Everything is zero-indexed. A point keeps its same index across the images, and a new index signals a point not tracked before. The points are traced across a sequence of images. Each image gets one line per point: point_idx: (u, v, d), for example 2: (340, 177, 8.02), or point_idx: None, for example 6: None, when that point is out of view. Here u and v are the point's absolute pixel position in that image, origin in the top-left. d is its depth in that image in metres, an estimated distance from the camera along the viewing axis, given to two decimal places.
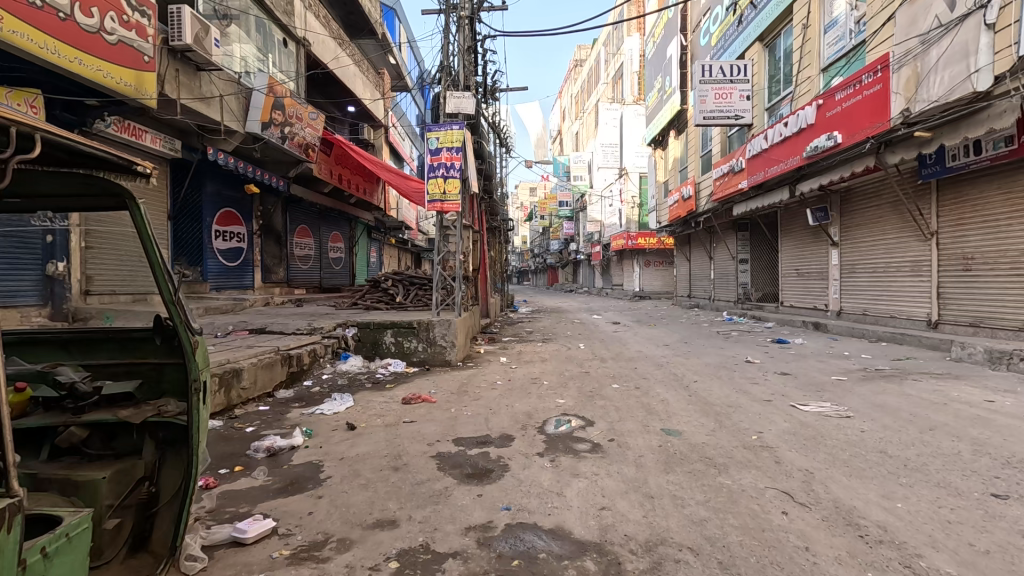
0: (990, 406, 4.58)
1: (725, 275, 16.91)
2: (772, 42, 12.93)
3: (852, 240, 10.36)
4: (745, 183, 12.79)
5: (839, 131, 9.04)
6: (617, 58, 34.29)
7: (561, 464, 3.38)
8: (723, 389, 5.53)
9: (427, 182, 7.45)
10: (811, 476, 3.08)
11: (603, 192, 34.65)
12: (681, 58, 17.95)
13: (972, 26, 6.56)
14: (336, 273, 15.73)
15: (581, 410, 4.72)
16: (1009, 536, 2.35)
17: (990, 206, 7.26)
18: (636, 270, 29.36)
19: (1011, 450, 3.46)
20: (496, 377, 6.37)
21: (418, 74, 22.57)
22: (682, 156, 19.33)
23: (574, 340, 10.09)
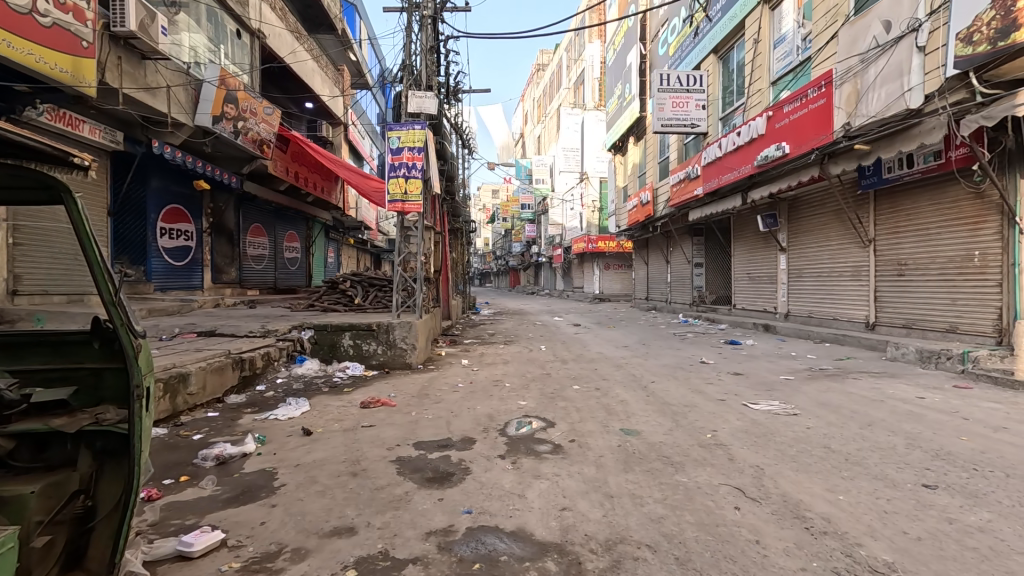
0: (921, 402, 4.92)
1: (681, 278, 17.45)
2: (726, 54, 13.45)
3: (798, 246, 10.90)
4: (701, 189, 13.23)
5: (787, 142, 9.49)
6: (578, 64, 34.83)
7: (522, 465, 3.39)
8: (679, 389, 5.69)
9: (388, 182, 7.32)
10: (761, 472, 3.21)
11: (565, 195, 35.12)
12: (641, 67, 18.43)
13: (905, 48, 7.06)
14: (292, 273, 15.24)
15: (542, 412, 4.75)
16: (938, 523, 2.52)
17: (921, 215, 7.77)
18: (596, 273, 29.90)
19: (940, 443, 3.72)
20: (458, 379, 6.34)
21: (379, 72, 22.21)
22: (641, 162, 19.81)
23: (535, 342, 10.16)
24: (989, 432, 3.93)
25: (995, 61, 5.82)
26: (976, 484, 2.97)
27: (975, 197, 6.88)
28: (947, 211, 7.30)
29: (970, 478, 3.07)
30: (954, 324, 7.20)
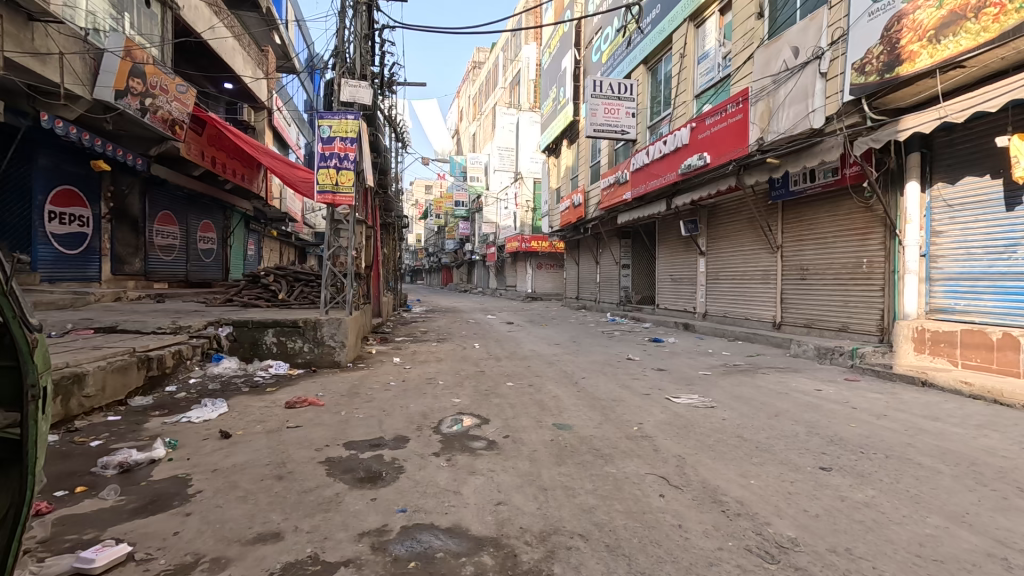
0: (819, 393, 5.46)
1: (609, 278, 18.12)
2: (655, 66, 14.12)
3: (715, 250, 11.67)
4: (630, 194, 13.79)
5: (708, 153, 10.16)
6: (514, 64, 35.09)
7: (457, 462, 3.38)
8: (608, 384, 5.93)
9: (317, 172, 6.99)
10: (683, 461, 3.41)
11: (499, 194, 35.32)
12: (575, 72, 18.90)
13: (810, 73, 7.81)
14: (207, 266, 14.17)
15: (476, 409, 4.76)
16: (832, 501, 2.81)
17: (821, 225, 8.59)
18: (529, 272, 30.39)
19: (834, 430, 4.14)
20: (390, 377, 6.20)
21: (308, 57, 21.14)
22: (574, 165, 20.34)
23: (468, 340, 10.13)
24: (872, 419, 4.44)
25: (881, 91, 6.54)
26: (863, 465, 3.35)
27: (865, 210, 7.68)
28: (842, 221, 8.11)
29: (858, 460, 3.45)
30: (846, 324, 8.04)
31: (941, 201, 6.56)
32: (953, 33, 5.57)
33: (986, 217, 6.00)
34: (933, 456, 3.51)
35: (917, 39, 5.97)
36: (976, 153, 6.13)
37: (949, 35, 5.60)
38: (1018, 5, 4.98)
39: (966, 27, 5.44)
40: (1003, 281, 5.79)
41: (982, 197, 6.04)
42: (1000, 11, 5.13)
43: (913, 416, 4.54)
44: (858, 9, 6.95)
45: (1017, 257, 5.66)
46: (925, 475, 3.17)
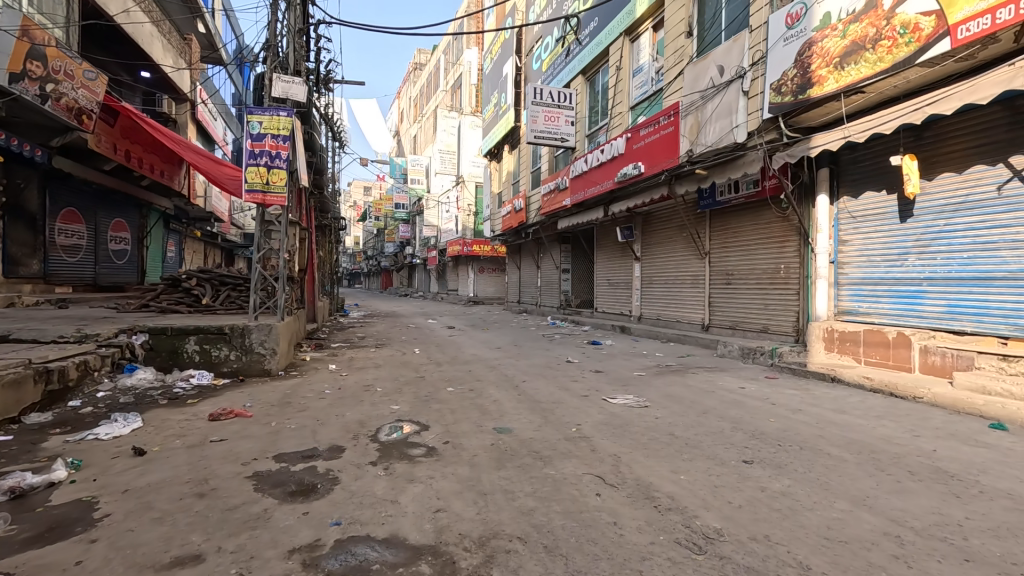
0: (742, 391, 5.82)
1: (550, 282, 18.44)
2: (593, 77, 14.54)
3: (649, 256, 12.17)
4: (569, 200, 14.10)
5: (643, 162, 10.59)
6: (455, 68, 35.00)
7: (395, 470, 3.31)
8: (548, 387, 6.02)
9: (245, 170, 6.62)
10: (619, 460, 3.52)
11: (440, 197, 35.05)
12: (516, 78, 19.12)
13: (734, 91, 8.35)
14: (119, 268, 13.04)
15: (416, 415, 4.69)
16: (753, 492, 3.01)
17: (744, 232, 9.18)
18: (470, 275, 30.37)
19: (756, 425, 4.43)
20: (325, 385, 5.98)
21: (236, 48, 20.03)
22: (515, 170, 20.56)
23: (408, 345, 9.96)
24: (789, 414, 4.80)
25: (795, 110, 7.10)
26: (780, 457, 3.60)
27: (782, 219, 8.29)
28: (763, 230, 8.72)
29: (777, 452, 3.71)
30: (767, 325, 8.63)
31: (847, 213, 7.20)
32: (855, 61, 6.14)
33: (884, 228, 6.64)
34: (840, 446, 3.84)
35: (825, 65, 6.55)
36: (874, 170, 6.78)
37: (852, 63, 6.18)
38: (907, 38, 5.57)
39: (865, 56, 6.01)
40: (898, 285, 6.43)
41: (880, 211, 6.69)
42: (893, 42, 5.71)
43: (823, 410, 4.95)
44: (775, 34, 7.51)
45: (908, 264, 6.31)
46: (833, 464, 3.45)
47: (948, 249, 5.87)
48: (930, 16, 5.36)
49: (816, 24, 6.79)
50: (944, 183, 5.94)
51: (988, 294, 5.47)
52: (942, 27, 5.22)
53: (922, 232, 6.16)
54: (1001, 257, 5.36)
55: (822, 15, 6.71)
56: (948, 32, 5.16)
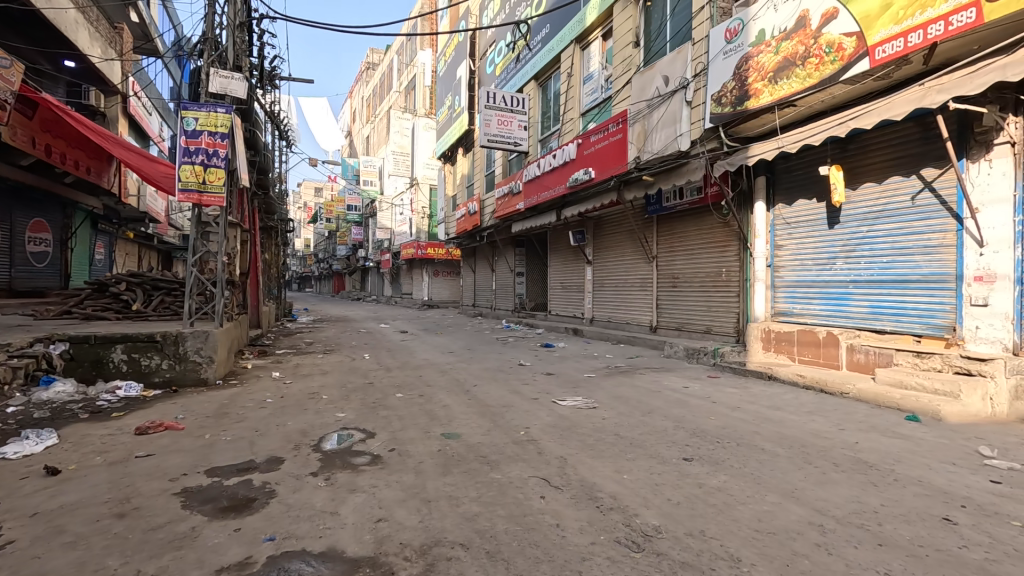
0: (686, 390, 6.03)
1: (504, 286, 18.49)
2: (545, 83, 14.72)
3: (600, 259, 12.41)
4: (522, 204, 14.19)
5: (593, 168, 10.81)
6: (408, 69, 34.56)
7: (336, 480, 3.21)
8: (499, 391, 6.02)
9: (179, 168, 6.28)
10: (565, 461, 3.57)
11: (394, 199, 34.47)
12: (470, 82, 19.10)
13: (678, 101, 8.67)
14: (38, 272, 12.04)
15: (362, 423, 4.57)
16: (691, 489, 3.11)
17: (689, 237, 9.52)
18: (425, 279, 30.06)
19: (697, 423, 4.59)
20: (267, 394, 5.74)
21: (173, 40, 18.98)
22: (469, 173, 20.52)
23: (358, 350, 9.71)
24: (729, 411, 5.01)
25: (734, 121, 7.46)
26: (718, 453, 3.75)
27: (723, 225, 8.66)
28: (706, 235, 9.07)
29: (715, 449, 3.86)
30: (710, 326, 8.97)
31: (781, 219, 7.61)
32: (787, 77, 6.52)
33: (815, 234, 7.06)
34: (774, 441, 4.03)
35: (760, 80, 6.92)
36: (805, 179, 7.20)
37: (784, 78, 6.55)
38: (832, 57, 5.96)
39: (796, 72, 6.39)
40: (827, 288, 6.85)
41: (811, 218, 7.11)
42: (820, 60, 6.10)
43: (760, 407, 5.19)
44: (715, 48, 7.86)
45: (836, 268, 6.73)
46: (766, 459, 3.62)
47: (871, 255, 6.30)
48: (851, 37, 5.76)
49: (752, 39, 7.16)
50: (866, 193, 6.39)
51: (905, 295, 5.91)
52: (862, 47, 5.62)
53: (848, 238, 6.59)
54: (915, 261, 5.80)
55: (757, 32, 7.08)
56: (867, 53, 5.57)
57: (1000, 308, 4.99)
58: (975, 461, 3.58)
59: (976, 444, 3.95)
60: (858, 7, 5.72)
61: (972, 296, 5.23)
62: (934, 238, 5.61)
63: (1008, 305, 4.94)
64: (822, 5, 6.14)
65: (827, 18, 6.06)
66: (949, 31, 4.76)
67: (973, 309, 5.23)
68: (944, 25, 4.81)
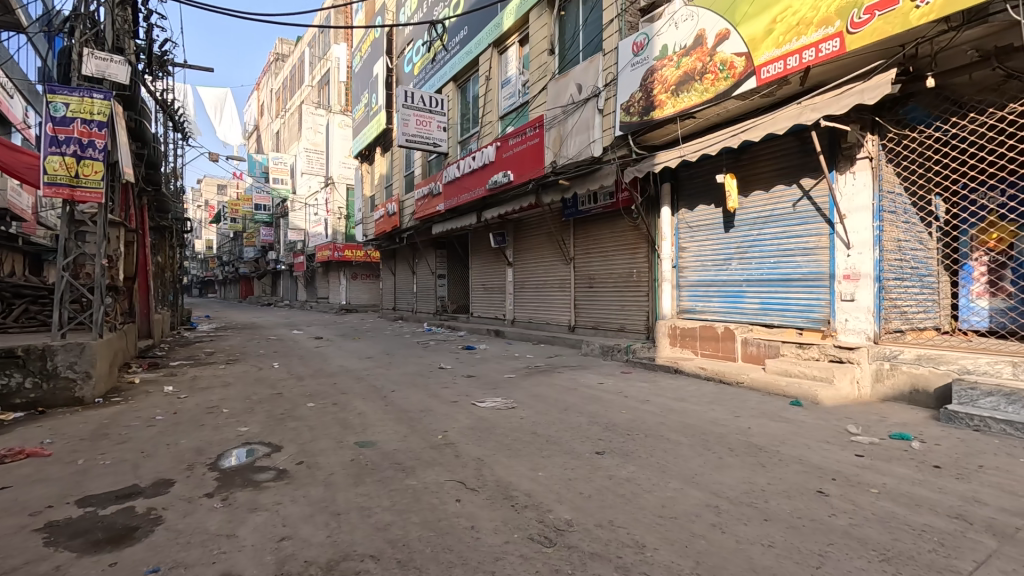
0: (601, 386, 6.28)
1: (425, 288, 18.20)
2: (464, 85, 14.69)
3: (520, 261, 12.59)
4: (442, 206, 14.05)
5: (512, 171, 10.95)
6: (322, 62, 32.98)
7: (236, 500, 2.98)
8: (417, 395, 5.90)
9: (44, 158, 5.52)
10: (482, 463, 3.57)
11: (307, 199, 32.82)
12: (387, 80, 18.60)
13: (591, 108, 9.02)
14: None
15: (267, 436, 4.28)
16: (602, 481, 3.23)
17: (603, 239, 9.91)
18: (342, 282, 28.97)
19: (611, 418, 4.78)
20: (158, 411, 5.21)
21: (39, 13, 16.64)
22: (387, 173, 19.99)
23: (266, 359, 9.10)
24: (639, 405, 5.28)
25: (642, 130, 7.90)
26: (628, 446, 3.93)
27: (633, 228, 9.12)
28: (618, 237, 9.50)
29: (624, 442, 4.04)
30: (623, 325, 9.41)
31: (685, 223, 8.15)
32: (687, 90, 7.01)
33: (713, 237, 7.65)
34: (678, 431, 4.30)
35: (665, 92, 7.39)
36: (704, 186, 7.77)
37: (685, 91, 7.04)
38: (725, 74, 6.48)
39: (695, 86, 6.89)
40: (725, 286, 7.44)
41: (710, 222, 7.68)
42: (715, 76, 6.61)
43: (667, 399, 5.52)
44: (623, 59, 8.26)
45: (732, 268, 7.33)
46: (671, 448, 3.85)
47: (761, 256, 6.91)
48: (741, 57, 6.30)
49: (656, 54, 7.61)
50: (756, 200, 7.01)
51: (788, 293, 6.56)
52: (750, 67, 6.17)
53: (741, 241, 7.20)
54: (796, 261, 6.46)
55: (661, 47, 7.55)
56: (754, 72, 6.12)
57: (865, 303, 5.69)
58: (844, 438, 4.05)
59: (845, 423, 4.47)
60: (746, 30, 6.26)
61: (842, 292, 5.90)
62: (811, 241, 6.28)
63: (870, 300, 5.64)
64: (716, 25, 6.66)
65: (721, 38, 6.58)
66: (820, 57, 5.35)
67: (843, 304, 5.90)
68: (815, 51, 5.40)
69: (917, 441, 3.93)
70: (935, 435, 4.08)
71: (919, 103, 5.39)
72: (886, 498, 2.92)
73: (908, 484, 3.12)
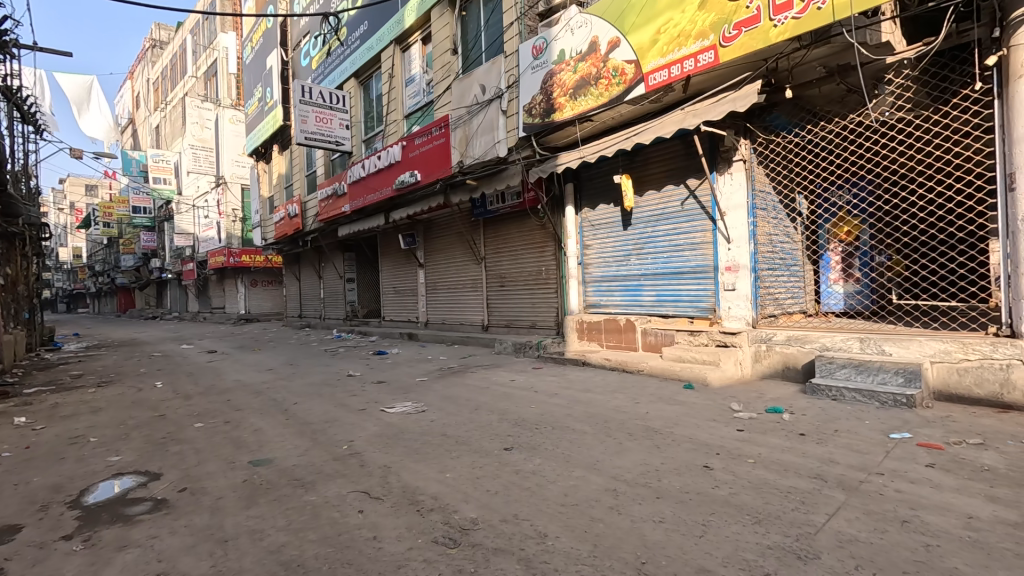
0: (512, 383, 6.37)
1: (333, 293, 17.39)
2: (366, 81, 14.14)
3: (431, 262, 12.42)
4: (348, 206, 13.49)
5: (418, 171, 10.78)
6: (206, 51, 30.29)
7: (101, 539, 2.65)
8: (322, 406, 5.61)
9: None
10: (387, 470, 3.47)
11: (195, 200, 30.07)
12: (282, 73, 17.43)
13: (495, 109, 9.12)
14: None
15: (145, 464, 3.85)
16: (509, 476, 3.27)
17: (512, 238, 10.05)
18: (240, 290, 26.89)
19: (521, 413, 4.86)
20: (5, 446, 4.49)
21: None
22: (287, 172, 18.82)
23: (147, 379, 8.16)
24: (548, 399, 5.41)
25: (544, 131, 8.12)
26: (535, 440, 4.01)
27: (541, 227, 9.35)
28: (527, 236, 9.69)
29: (533, 436, 4.12)
30: (534, 321, 9.63)
31: (588, 222, 8.49)
32: (584, 94, 7.31)
33: (613, 234, 8.05)
34: (583, 421, 4.47)
35: (563, 95, 7.65)
36: (603, 186, 8.15)
37: (582, 95, 7.34)
38: (618, 80, 6.85)
39: (591, 90, 7.20)
40: (626, 281, 7.85)
41: (610, 220, 8.07)
42: (608, 82, 6.96)
43: (574, 391, 5.73)
44: (524, 62, 8.43)
45: (631, 264, 7.75)
46: (575, 438, 3.99)
47: (657, 251, 7.37)
48: (631, 64, 6.69)
49: (554, 58, 7.86)
50: (649, 200, 7.47)
51: (680, 285, 7.08)
52: (639, 74, 6.57)
53: (638, 238, 7.64)
54: (685, 255, 6.98)
55: (558, 51, 7.80)
56: (643, 79, 6.52)
57: (743, 291, 6.28)
58: (727, 415, 4.44)
59: (728, 401, 4.92)
60: (634, 38, 6.65)
61: (724, 282, 6.46)
62: (697, 236, 6.82)
63: (748, 289, 6.24)
64: (608, 33, 7.02)
65: (613, 46, 6.93)
66: (699, 66, 5.83)
67: (726, 293, 6.47)
68: (695, 61, 5.88)
69: (787, 413, 4.41)
70: (801, 406, 4.60)
71: (781, 111, 6.09)
72: (760, 466, 3.25)
73: (778, 452, 3.49)
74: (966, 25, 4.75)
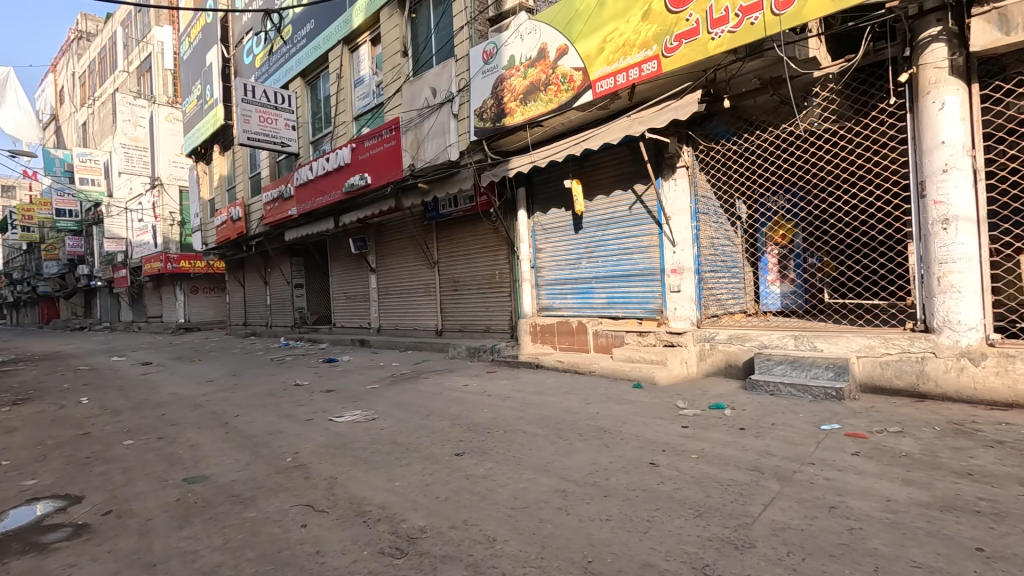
0: (465, 388, 6.32)
1: (280, 300, 16.75)
2: (314, 81, 13.73)
3: (383, 266, 12.18)
4: (295, 210, 13.04)
5: (369, 174, 10.58)
6: (139, 45, 28.55)
7: (10, 571, 2.42)
8: (265, 417, 5.37)
9: None
10: (334, 481, 3.36)
11: (128, 203, 28.26)
12: (224, 70, 16.67)
13: (446, 113, 9.06)
14: None
15: (65, 486, 3.56)
16: (460, 482, 3.24)
17: (465, 242, 10.01)
18: (178, 297, 25.47)
19: (473, 418, 4.83)
20: None
21: None
22: (229, 174, 17.98)
23: (71, 395, 7.55)
24: (501, 402, 5.41)
25: (495, 135, 8.14)
26: (487, 443, 3.99)
27: (494, 231, 9.37)
28: (480, 240, 9.67)
29: (484, 440, 4.10)
30: (489, 325, 9.63)
31: (540, 226, 8.57)
32: (534, 99, 7.39)
33: (565, 238, 8.16)
34: (536, 423, 4.49)
35: (514, 100, 7.70)
36: (555, 191, 8.26)
37: (532, 100, 7.41)
38: (566, 86, 6.96)
39: (541, 96, 7.28)
40: (577, 284, 7.98)
41: (562, 224, 8.18)
42: (558, 88, 7.07)
43: (527, 394, 5.75)
44: (474, 67, 8.44)
45: (582, 267, 7.88)
46: (527, 441, 4.01)
47: (607, 254, 7.53)
48: (579, 71, 6.82)
49: (505, 63, 7.91)
50: (599, 204, 7.63)
51: (629, 287, 7.26)
52: (586, 81, 6.71)
53: (589, 241, 7.78)
54: (634, 258, 7.17)
55: (508, 57, 7.86)
56: (590, 86, 6.67)
57: (688, 292, 6.52)
58: (674, 413, 4.58)
59: (675, 399, 5.07)
60: (582, 46, 6.79)
61: (670, 284, 6.69)
62: (645, 239, 7.02)
63: (692, 290, 6.48)
64: (556, 40, 7.13)
65: (561, 53, 7.05)
66: (643, 75, 6.02)
67: (672, 294, 6.69)
68: (639, 70, 6.06)
69: (728, 409, 4.59)
70: (741, 402, 4.81)
71: (720, 120, 6.40)
72: (703, 460, 3.37)
73: (720, 446, 3.63)
74: (882, 44, 5.11)
